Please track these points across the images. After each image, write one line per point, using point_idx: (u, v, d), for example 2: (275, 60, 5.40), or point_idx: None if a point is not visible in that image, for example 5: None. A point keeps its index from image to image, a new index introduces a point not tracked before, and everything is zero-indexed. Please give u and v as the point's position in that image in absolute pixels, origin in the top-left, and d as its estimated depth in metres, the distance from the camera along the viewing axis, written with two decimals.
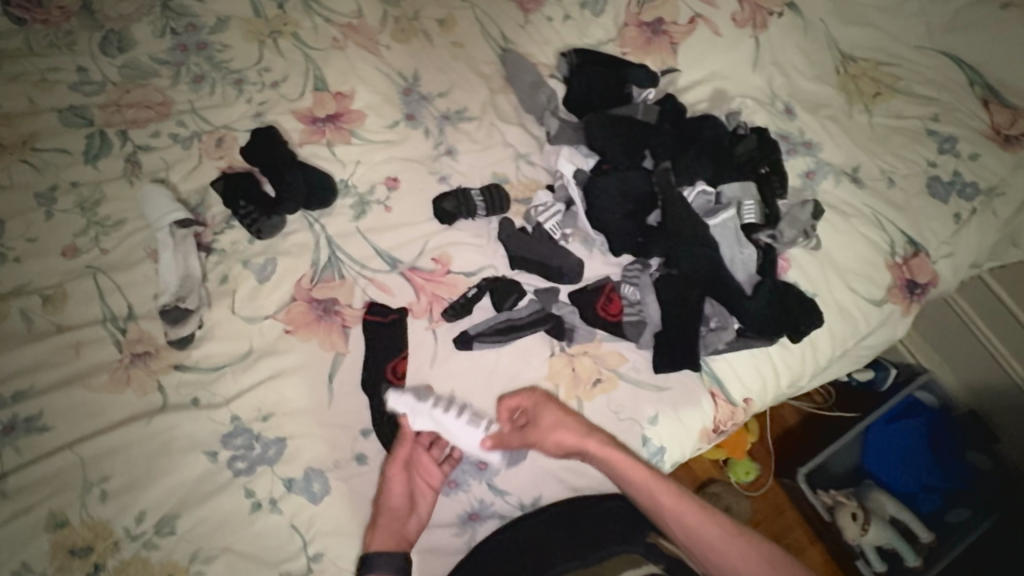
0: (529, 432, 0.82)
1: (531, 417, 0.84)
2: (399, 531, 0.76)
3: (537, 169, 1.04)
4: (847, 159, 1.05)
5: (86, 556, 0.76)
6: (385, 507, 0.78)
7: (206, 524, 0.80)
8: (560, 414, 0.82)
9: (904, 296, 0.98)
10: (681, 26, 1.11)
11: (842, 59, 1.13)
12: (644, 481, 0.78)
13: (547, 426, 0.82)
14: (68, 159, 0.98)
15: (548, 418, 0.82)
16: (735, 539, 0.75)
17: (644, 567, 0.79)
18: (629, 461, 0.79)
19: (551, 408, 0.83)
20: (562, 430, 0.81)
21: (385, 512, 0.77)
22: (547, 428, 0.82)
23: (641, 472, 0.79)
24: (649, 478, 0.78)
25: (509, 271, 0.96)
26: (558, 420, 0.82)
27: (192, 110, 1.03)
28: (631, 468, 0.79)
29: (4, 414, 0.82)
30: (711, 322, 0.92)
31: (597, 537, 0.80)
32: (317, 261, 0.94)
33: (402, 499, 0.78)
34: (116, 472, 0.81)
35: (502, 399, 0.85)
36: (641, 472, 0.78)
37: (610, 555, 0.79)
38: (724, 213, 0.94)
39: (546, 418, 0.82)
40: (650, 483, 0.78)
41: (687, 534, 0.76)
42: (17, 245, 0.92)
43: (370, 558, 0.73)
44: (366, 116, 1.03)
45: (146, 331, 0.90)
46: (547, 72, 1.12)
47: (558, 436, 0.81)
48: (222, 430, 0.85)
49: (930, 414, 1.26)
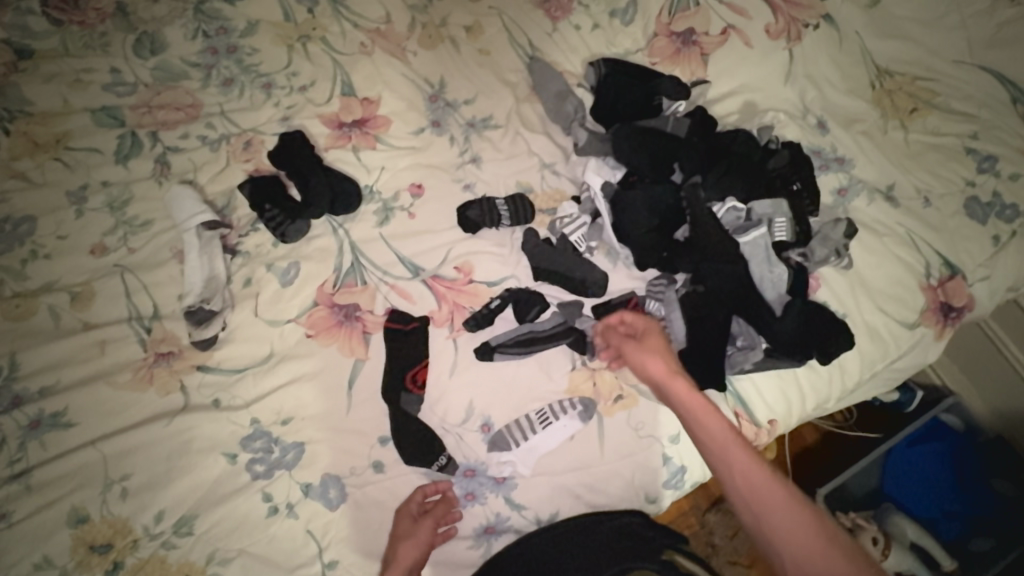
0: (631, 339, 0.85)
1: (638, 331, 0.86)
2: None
3: (562, 179, 1.03)
4: (881, 176, 1.03)
5: (105, 553, 0.77)
6: (395, 560, 0.76)
7: (222, 525, 0.80)
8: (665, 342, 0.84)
9: (938, 319, 0.95)
10: (712, 37, 1.10)
11: (877, 72, 1.10)
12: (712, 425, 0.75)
13: (648, 347, 0.84)
14: (100, 158, 0.99)
15: (651, 341, 0.84)
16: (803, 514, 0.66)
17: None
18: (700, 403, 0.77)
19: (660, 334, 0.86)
20: (655, 356, 0.82)
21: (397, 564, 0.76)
22: (648, 346, 0.84)
23: (708, 414, 0.76)
24: (716, 421, 0.75)
25: (532, 281, 0.95)
26: (658, 346, 0.84)
27: (221, 112, 1.04)
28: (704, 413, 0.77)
29: (30, 409, 0.84)
30: (738, 342, 0.90)
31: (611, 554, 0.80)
32: (340, 266, 0.94)
33: (415, 556, 0.76)
34: (137, 470, 0.82)
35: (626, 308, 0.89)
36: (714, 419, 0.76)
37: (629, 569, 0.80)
38: (755, 230, 0.91)
39: (650, 336, 0.85)
40: (718, 428, 0.75)
41: (750, 489, 0.70)
42: (48, 242, 0.94)
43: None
44: (392, 121, 1.03)
45: (171, 331, 0.90)
46: (574, 81, 1.11)
47: (652, 357, 0.82)
48: (242, 433, 0.85)
49: (955, 438, 1.21)
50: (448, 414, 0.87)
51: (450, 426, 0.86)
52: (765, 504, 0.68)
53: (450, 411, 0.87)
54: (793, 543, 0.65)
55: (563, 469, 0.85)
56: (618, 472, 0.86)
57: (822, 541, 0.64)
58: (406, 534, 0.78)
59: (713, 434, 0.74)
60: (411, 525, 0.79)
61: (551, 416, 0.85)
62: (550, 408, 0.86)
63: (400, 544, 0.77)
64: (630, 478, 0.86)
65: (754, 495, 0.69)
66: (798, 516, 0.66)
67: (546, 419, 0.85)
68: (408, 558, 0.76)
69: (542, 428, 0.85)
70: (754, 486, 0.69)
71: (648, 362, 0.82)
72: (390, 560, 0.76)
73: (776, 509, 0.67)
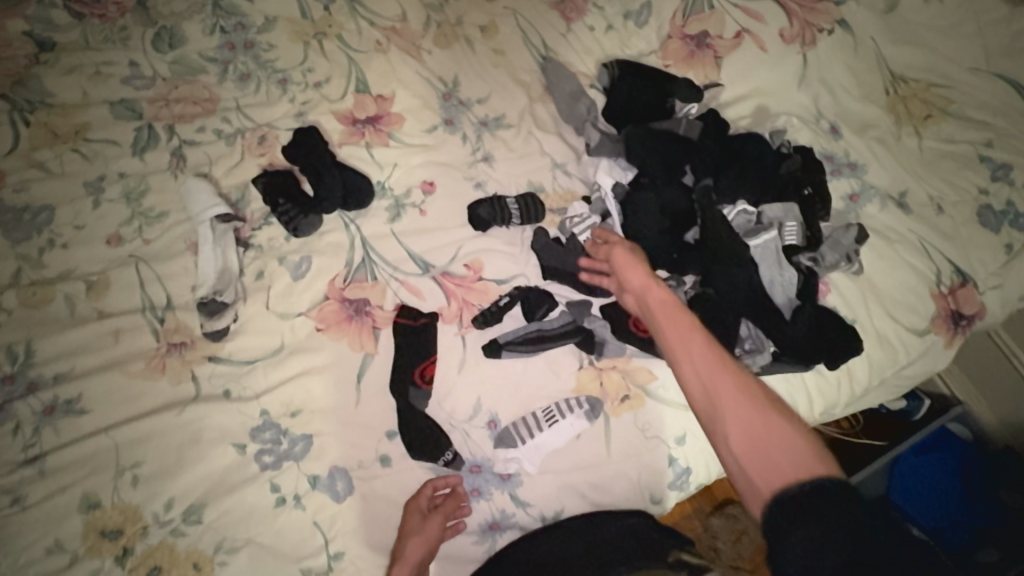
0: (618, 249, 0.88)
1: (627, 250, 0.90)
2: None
3: (573, 180, 1.03)
4: (894, 182, 1.02)
5: (116, 539, 0.79)
6: (405, 556, 0.77)
7: (231, 515, 0.81)
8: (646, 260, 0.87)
9: (949, 327, 0.95)
10: (727, 40, 1.10)
11: (892, 78, 1.09)
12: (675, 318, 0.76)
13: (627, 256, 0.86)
14: (117, 150, 1.01)
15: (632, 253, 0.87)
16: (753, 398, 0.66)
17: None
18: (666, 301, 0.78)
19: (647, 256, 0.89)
20: (633, 264, 0.84)
21: (405, 560, 0.77)
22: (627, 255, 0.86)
23: (673, 309, 0.77)
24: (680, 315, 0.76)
25: (541, 280, 0.95)
26: (637, 257, 0.86)
27: (237, 107, 1.05)
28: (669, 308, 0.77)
29: (45, 395, 0.85)
30: (745, 345, 0.89)
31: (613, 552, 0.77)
32: (351, 261, 0.95)
33: (423, 552, 0.78)
34: (148, 458, 0.83)
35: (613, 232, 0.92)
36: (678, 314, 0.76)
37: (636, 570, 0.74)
38: (766, 233, 0.91)
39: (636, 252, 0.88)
40: (683, 321, 0.75)
41: (706, 376, 0.69)
42: (65, 232, 0.95)
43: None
44: (406, 119, 1.04)
45: (183, 322, 0.92)
46: (587, 82, 1.11)
47: (633, 265, 0.85)
48: (252, 424, 0.86)
49: (962, 448, 1.21)
50: (455, 410, 0.87)
51: (457, 422, 0.87)
52: (718, 391, 0.68)
53: (458, 407, 0.88)
54: (742, 421, 0.65)
55: (569, 468, 0.86)
56: (624, 472, 0.86)
57: (772, 426, 0.63)
58: (415, 531, 0.78)
59: (676, 328, 0.75)
60: (420, 522, 0.79)
61: (558, 414, 0.85)
62: (557, 406, 0.86)
63: (408, 540, 0.78)
64: (635, 478, 0.86)
65: (708, 382, 0.69)
66: (749, 401, 0.66)
67: (552, 417, 0.85)
68: (417, 553, 0.77)
69: (548, 425, 0.85)
70: (710, 378, 0.69)
71: (630, 270, 0.84)
72: (399, 556, 0.77)
73: (728, 390, 0.67)
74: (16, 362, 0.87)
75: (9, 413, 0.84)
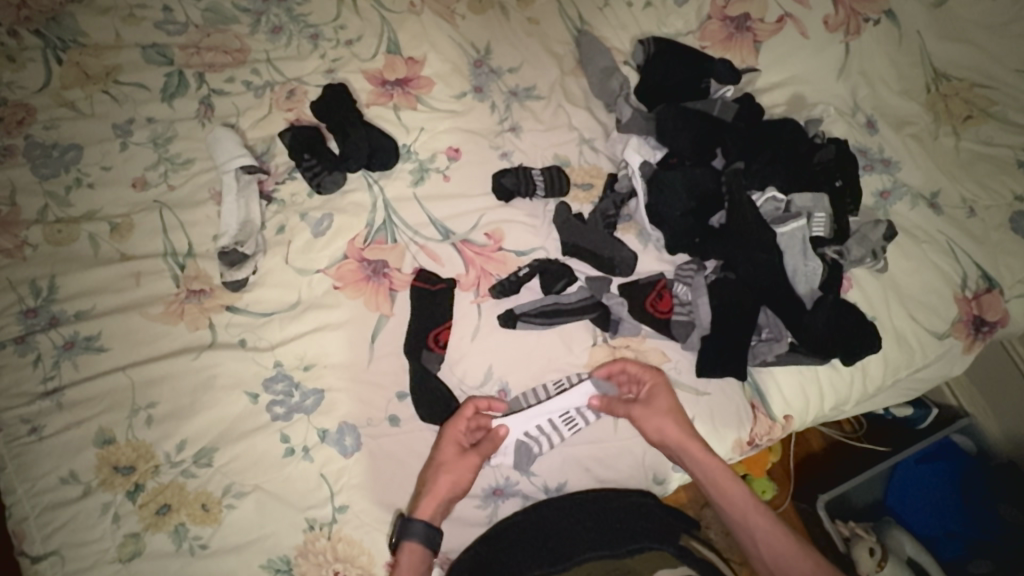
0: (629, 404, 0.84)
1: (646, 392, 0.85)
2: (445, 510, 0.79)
3: (600, 156, 1.02)
4: (927, 181, 1.00)
5: (128, 474, 0.81)
6: (434, 491, 0.78)
7: (241, 460, 0.83)
8: (673, 401, 0.83)
9: (969, 332, 0.93)
10: (768, 25, 1.07)
11: (933, 76, 1.07)
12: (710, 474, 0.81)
13: (659, 410, 0.83)
14: (146, 94, 1.01)
15: (662, 402, 0.83)
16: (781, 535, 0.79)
17: (678, 569, 0.76)
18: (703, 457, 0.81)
19: (670, 392, 0.84)
20: (667, 420, 0.82)
21: (434, 494, 0.78)
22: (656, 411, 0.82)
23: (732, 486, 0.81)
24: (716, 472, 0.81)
25: (560, 255, 0.95)
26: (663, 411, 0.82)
27: (267, 60, 1.04)
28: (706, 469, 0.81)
29: (66, 331, 0.87)
30: (763, 333, 0.91)
31: (627, 530, 0.79)
32: (372, 222, 0.95)
33: (453, 488, 0.79)
34: (163, 399, 0.84)
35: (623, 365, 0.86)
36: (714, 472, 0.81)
37: (642, 550, 0.78)
38: (793, 222, 0.90)
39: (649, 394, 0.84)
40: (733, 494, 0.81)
41: (770, 554, 0.79)
42: (92, 172, 0.96)
43: (414, 524, 0.75)
44: (435, 83, 1.03)
45: (203, 270, 0.92)
46: (621, 58, 1.09)
47: (661, 424, 0.82)
48: (265, 374, 0.87)
49: (964, 461, 1.19)
50: (466, 376, 0.88)
51: (468, 388, 0.88)
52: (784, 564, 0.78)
53: (468, 373, 0.88)
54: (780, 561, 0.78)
55: (576, 441, 0.87)
56: (628, 450, 0.87)
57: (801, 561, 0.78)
58: (450, 465, 0.80)
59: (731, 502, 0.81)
60: (456, 457, 0.80)
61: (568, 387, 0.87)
62: (568, 380, 0.87)
63: (443, 472, 0.79)
64: (640, 456, 0.88)
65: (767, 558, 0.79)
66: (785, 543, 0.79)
67: (562, 390, 0.86)
68: (448, 484, 0.79)
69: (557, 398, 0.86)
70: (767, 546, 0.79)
71: (663, 428, 0.82)
72: (431, 485, 0.79)
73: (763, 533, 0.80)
74: (39, 297, 0.89)
75: (31, 344, 0.86)
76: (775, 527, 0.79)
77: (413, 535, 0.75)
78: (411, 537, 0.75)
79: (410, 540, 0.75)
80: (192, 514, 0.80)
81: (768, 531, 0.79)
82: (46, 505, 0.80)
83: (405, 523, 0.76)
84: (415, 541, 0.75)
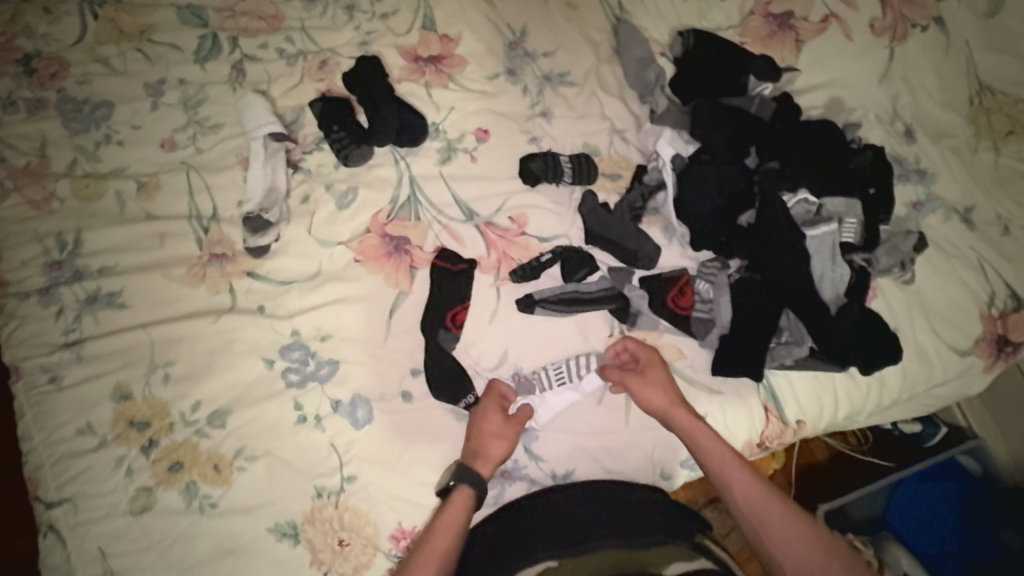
0: (620, 372, 0.85)
1: (641, 362, 0.86)
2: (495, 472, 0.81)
3: (630, 148, 1.01)
4: (962, 197, 0.98)
5: (143, 430, 0.82)
6: (489, 453, 0.80)
7: (253, 425, 0.84)
8: (668, 375, 0.83)
9: (992, 351, 0.92)
10: (811, 24, 1.05)
11: (977, 88, 1.04)
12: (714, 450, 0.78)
13: (655, 379, 0.83)
14: (179, 55, 1.01)
15: (656, 374, 0.84)
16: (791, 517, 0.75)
17: (697, 560, 0.71)
18: (703, 430, 0.80)
19: (664, 368, 0.84)
20: (664, 389, 0.83)
21: (487, 456, 0.80)
22: (652, 379, 0.83)
23: (743, 476, 0.77)
24: (719, 448, 0.79)
25: (583, 244, 0.94)
26: (662, 379, 0.83)
27: (301, 28, 1.04)
28: (704, 440, 0.79)
29: (89, 285, 0.88)
30: (783, 336, 0.89)
31: (643, 522, 0.76)
32: (396, 198, 0.94)
33: (506, 452, 0.81)
34: (181, 359, 0.86)
35: (622, 341, 0.88)
36: (715, 446, 0.79)
37: (656, 543, 0.73)
38: (825, 225, 0.88)
39: (648, 361, 0.85)
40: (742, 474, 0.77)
41: (776, 536, 0.74)
42: (122, 130, 0.97)
43: (468, 471, 0.78)
44: (468, 63, 1.02)
45: (227, 235, 0.93)
46: (658, 49, 1.07)
47: (661, 387, 0.83)
48: (282, 341, 0.88)
49: (969, 482, 1.17)
50: (482, 357, 0.88)
51: (483, 369, 0.88)
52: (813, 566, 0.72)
53: (484, 355, 0.89)
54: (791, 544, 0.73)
55: (585, 431, 0.87)
56: (637, 443, 0.87)
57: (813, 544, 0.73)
58: (498, 432, 0.82)
59: (741, 485, 0.77)
60: (501, 423, 0.82)
61: (568, 374, 0.86)
62: (568, 366, 0.86)
63: (492, 439, 0.81)
64: (649, 450, 0.87)
65: (791, 548, 0.73)
66: (794, 528, 0.74)
67: (562, 375, 0.86)
68: (499, 450, 0.81)
69: (558, 384, 0.86)
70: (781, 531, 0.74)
71: (657, 389, 0.82)
72: (480, 447, 0.81)
73: (776, 520, 0.75)
74: (65, 250, 0.90)
75: (54, 296, 0.87)
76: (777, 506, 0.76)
77: (469, 483, 0.78)
78: (465, 484, 0.77)
79: (463, 484, 0.77)
80: (203, 474, 0.81)
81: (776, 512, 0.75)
82: (62, 454, 0.81)
83: (459, 470, 0.78)
84: (468, 487, 0.77)
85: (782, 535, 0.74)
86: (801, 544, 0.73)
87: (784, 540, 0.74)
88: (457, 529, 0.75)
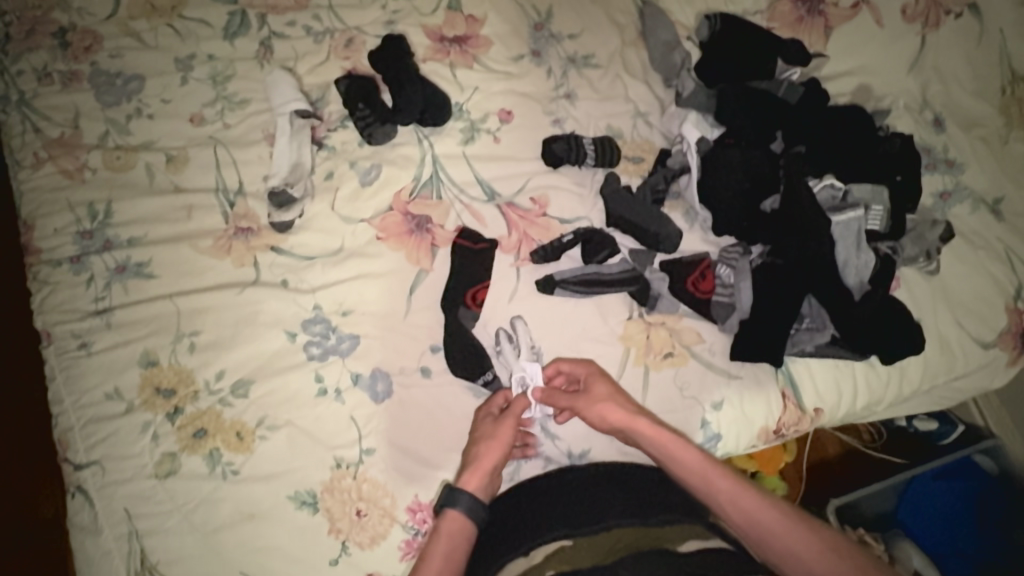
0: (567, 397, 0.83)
1: (581, 381, 0.84)
2: (493, 483, 0.78)
3: (653, 132, 1.01)
4: (991, 187, 0.96)
5: (169, 397, 0.84)
6: (478, 462, 0.78)
7: (275, 396, 0.85)
8: (612, 387, 0.81)
9: (1016, 346, 0.91)
10: (842, 10, 1.04)
11: (1012, 77, 1.02)
12: (690, 458, 0.75)
13: (599, 398, 0.81)
14: (208, 31, 1.02)
15: (600, 389, 0.81)
16: (791, 522, 0.70)
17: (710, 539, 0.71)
18: (672, 439, 0.76)
19: (606, 379, 0.82)
20: (611, 405, 0.80)
21: (477, 467, 0.77)
22: (598, 396, 0.81)
23: (729, 485, 0.73)
24: (695, 456, 0.75)
25: (604, 225, 0.94)
26: (608, 393, 0.81)
27: (328, 6, 1.04)
28: (676, 448, 0.76)
29: (119, 255, 0.90)
30: (804, 322, 0.89)
31: (656, 501, 0.76)
32: (419, 176, 0.95)
33: (498, 458, 0.78)
34: (206, 328, 0.87)
35: (558, 361, 0.84)
36: (690, 455, 0.75)
37: (668, 522, 0.72)
38: (850, 212, 0.88)
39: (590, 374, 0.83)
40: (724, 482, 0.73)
41: (774, 546, 0.69)
42: (152, 103, 0.98)
43: (458, 492, 0.75)
44: (493, 44, 1.02)
45: (252, 210, 0.94)
46: (684, 33, 1.06)
47: (610, 401, 0.80)
48: (304, 315, 0.89)
49: (984, 481, 1.15)
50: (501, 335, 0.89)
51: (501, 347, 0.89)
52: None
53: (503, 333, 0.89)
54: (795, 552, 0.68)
55: None
56: None
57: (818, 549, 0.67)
58: (489, 435, 0.80)
59: (728, 496, 0.72)
60: (491, 426, 0.81)
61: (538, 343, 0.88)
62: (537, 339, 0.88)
63: (482, 445, 0.79)
64: None
65: (796, 554, 0.68)
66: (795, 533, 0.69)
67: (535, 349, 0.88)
68: (492, 456, 0.78)
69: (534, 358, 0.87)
70: (781, 538, 0.69)
71: (607, 404, 0.80)
72: (473, 458, 0.79)
73: (773, 529, 0.69)
74: (96, 220, 0.92)
75: (85, 265, 0.90)
76: (772, 513, 0.70)
77: (458, 507, 0.74)
78: (456, 506, 0.74)
79: (454, 507, 0.74)
80: (226, 441, 0.83)
81: (773, 519, 0.70)
82: (91, 417, 0.84)
83: (450, 495, 0.75)
84: (460, 510, 0.74)
85: (785, 543, 0.68)
86: (806, 550, 0.68)
87: (788, 553, 0.68)
88: (455, 552, 0.72)
